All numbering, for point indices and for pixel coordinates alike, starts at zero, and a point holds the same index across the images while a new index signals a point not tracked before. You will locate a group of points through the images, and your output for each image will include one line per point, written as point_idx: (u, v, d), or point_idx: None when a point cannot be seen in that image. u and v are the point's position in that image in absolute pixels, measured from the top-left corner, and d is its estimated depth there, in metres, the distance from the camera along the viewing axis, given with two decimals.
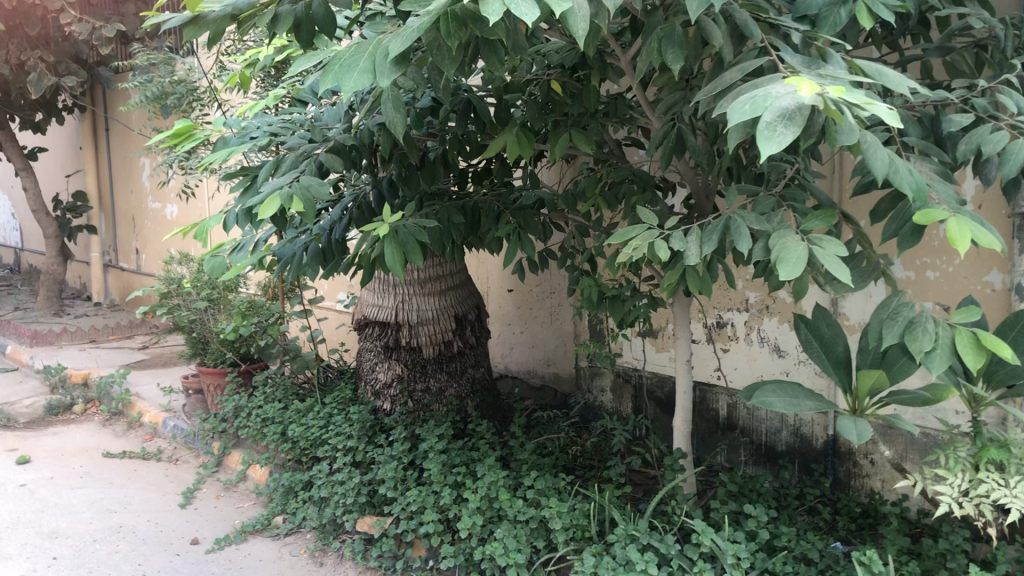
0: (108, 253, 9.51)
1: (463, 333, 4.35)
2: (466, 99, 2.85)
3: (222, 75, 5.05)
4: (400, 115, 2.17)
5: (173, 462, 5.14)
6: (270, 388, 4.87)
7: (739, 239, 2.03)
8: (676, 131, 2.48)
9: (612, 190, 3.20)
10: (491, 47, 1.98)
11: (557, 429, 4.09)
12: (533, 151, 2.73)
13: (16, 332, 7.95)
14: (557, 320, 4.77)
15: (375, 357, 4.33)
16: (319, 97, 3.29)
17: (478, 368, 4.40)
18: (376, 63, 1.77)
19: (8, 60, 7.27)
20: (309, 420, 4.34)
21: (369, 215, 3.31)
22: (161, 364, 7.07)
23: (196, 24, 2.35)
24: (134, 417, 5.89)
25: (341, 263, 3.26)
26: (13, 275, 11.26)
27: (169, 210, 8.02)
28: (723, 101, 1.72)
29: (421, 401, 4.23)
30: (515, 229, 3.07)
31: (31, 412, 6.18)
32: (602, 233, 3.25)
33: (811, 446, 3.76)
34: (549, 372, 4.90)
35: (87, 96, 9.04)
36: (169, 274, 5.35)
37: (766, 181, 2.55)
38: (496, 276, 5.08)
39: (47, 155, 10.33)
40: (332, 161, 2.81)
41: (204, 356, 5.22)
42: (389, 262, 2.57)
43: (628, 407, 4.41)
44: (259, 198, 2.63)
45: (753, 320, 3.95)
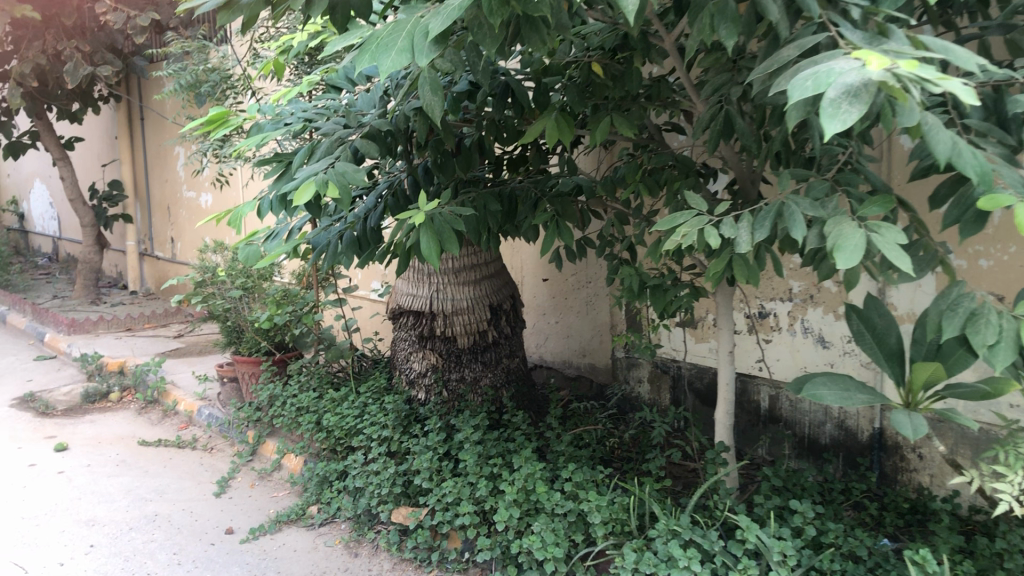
0: (143, 241, 9.56)
1: (498, 323, 4.28)
2: (505, 82, 2.76)
3: (256, 62, 5.01)
4: (439, 99, 2.10)
5: (208, 451, 5.14)
6: (304, 377, 4.84)
7: (794, 225, 1.94)
8: (723, 113, 2.39)
9: (653, 176, 3.12)
10: (533, 27, 1.90)
11: (594, 421, 4.02)
12: (573, 136, 2.65)
13: (54, 321, 8.01)
14: (592, 310, 4.71)
15: (409, 347, 4.29)
16: (354, 82, 3.23)
17: (513, 359, 4.34)
18: (416, 42, 1.69)
19: (45, 50, 7.29)
20: (343, 408, 4.30)
21: (404, 203, 3.26)
22: (196, 353, 7.08)
23: (230, 9, 2.51)
24: (169, 405, 5.90)
25: (375, 251, 3.21)
26: (51, 264, 11.38)
27: (203, 199, 8.03)
28: (779, 80, 1.64)
29: (456, 391, 4.18)
30: (553, 217, 3.00)
31: (68, 400, 6.22)
32: (642, 220, 3.17)
33: (856, 439, 3.66)
34: (585, 363, 4.83)
35: (122, 86, 9.08)
36: (204, 263, 5.34)
37: (817, 166, 2.46)
38: (531, 265, 5.02)
39: (84, 145, 10.40)
40: (368, 147, 2.75)
41: (239, 345, 5.21)
42: (424, 251, 2.51)
43: (667, 398, 4.33)
44: (293, 185, 2.58)
45: (797, 310, 3.85)
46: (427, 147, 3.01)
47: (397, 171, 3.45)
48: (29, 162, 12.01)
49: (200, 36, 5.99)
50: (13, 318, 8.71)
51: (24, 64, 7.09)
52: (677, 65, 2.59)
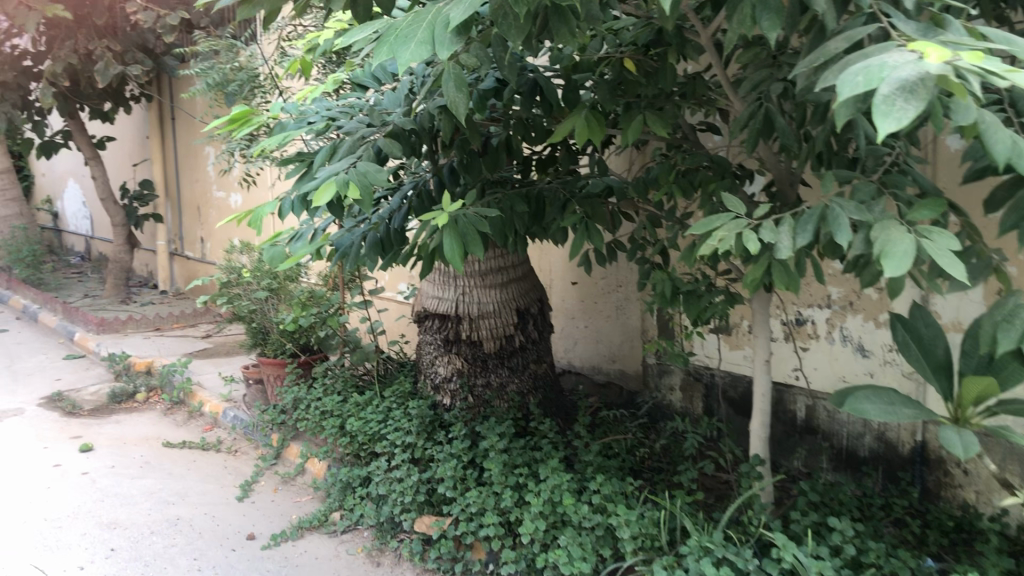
0: (173, 241, 9.56)
1: (525, 327, 4.17)
2: (533, 80, 2.66)
3: (284, 60, 4.95)
4: (463, 94, 1.99)
5: (232, 453, 5.08)
6: (329, 381, 4.77)
7: (838, 230, 1.82)
8: (763, 111, 2.27)
9: (687, 177, 3.00)
10: (562, 18, 1.80)
11: (624, 430, 3.90)
12: (604, 136, 2.55)
13: (84, 320, 8.02)
14: (623, 315, 4.60)
15: (434, 351, 4.20)
16: (379, 80, 3.15)
17: (540, 364, 4.23)
18: (436, 34, 1.60)
19: (76, 50, 7.30)
20: (367, 413, 4.21)
21: (429, 204, 3.16)
22: (223, 353, 7.05)
23: (251, 3, 2.45)
24: (194, 406, 5.86)
25: (399, 254, 3.12)
26: (83, 263, 11.44)
27: (233, 199, 8.01)
28: (826, 74, 1.51)
29: (482, 397, 4.09)
30: (582, 220, 2.90)
31: (95, 399, 6.21)
32: (675, 223, 3.05)
33: (897, 453, 3.52)
34: (615, 368, 4.71)
35: (154, 85, 9.09)
36: (231, 263, 5.29)
37: (861, 167, 2.33)
38: (560, 267, 4.91)
39: (116, 145, 10.44)
40: (391, 146, 2.66)
41: (265, 347, 5.15)
42: (447, 254, 2.42)
43: (700, 407, 4.21)
44: (313, 185, 2.50)
45: (836, 318, 3.72)
46: (452, 147, 2.92)
47: (423, 172, 3.36)
48: (63, 161, 12.10)
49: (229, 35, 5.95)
50: (45, 316, 8.75)
51: (56, 64, 7.10)
52: (713, 62, 2.47)
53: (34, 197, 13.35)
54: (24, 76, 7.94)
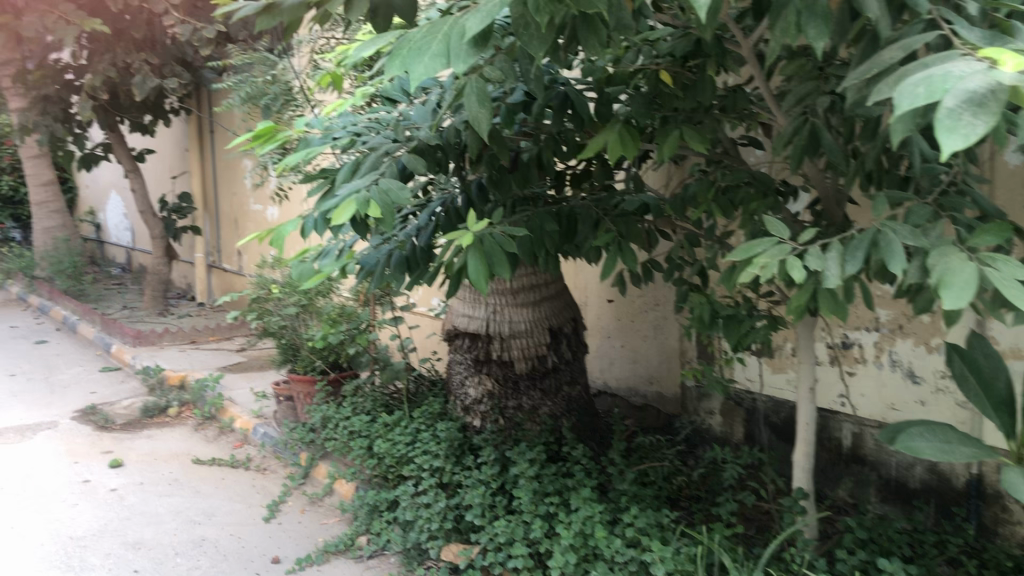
0: (211, 253, 9.57)
1: (558, 347, 4.04)
2: (564, 92, 2.53)
3: (316, 72, 4.88)
4: (485, 110, 1.86)
5: (261, 472, 5.00)
6: (359, 400, 4.67)
7: (892, 258, 1.67)
8: (809, 126, 2.12)
9: (727, 195, 2.86)
10: (591, 29, 1.67)
11: (660, 457, 3.75)
12: (638, 151, 2.41)
13: (120, 332, 8.03)
14: (661, 334, 4.44)
15: (465, 371, 4.08)
16: (406, 93, 3.04)
17: (574, 386, 4.08)
18: (451, 45, 1.47)
19: (115, 63, 7.33)
20: (395, 434, 4.11)
21: (457, 221, 3.05)
22: (256, 368, 7.00)
23: (271, 13, 2.35)
24: (226, 422, 5.80)
25: (426, 273, 3.01)
26: (124, 274, 11.53)
27: (268, 212, 7.98)
28: (880, 86, 1.36)
29: (513, 420, 3.96)
30: (616, 239, 2.76)
31: (127, 414, 6.18)
32: (714, 243, 2.91)
33: (950, 486, 3.32)
34: (652, 391, 4.56)
35: (193, 98, 9.11)
36: (262, 278, 5.22)
37: (915, 187, 2.17)
38: (595, 285, 4.77)
39: (156, 157, 10.51)
40: (415, 162, 2.55)
41: (295, 363, 5.06)
42: (472, 276, 2.30)
43: (741, 432, 4.07)
44: (333, 203, 2.39)
45: (884, 341, 3.54)
46: (481, 162, 2.80)
47: (452, 188, 3.25)
48: (105, 173, 12.23)
49: (263, 48, 5.91)
50: (83, 328, 8.79)
51: (94, 77, 7.12)
52: (755, 73, 2.33)
53: (79, 208, 13.52)
54: (65, 89, 7.99)
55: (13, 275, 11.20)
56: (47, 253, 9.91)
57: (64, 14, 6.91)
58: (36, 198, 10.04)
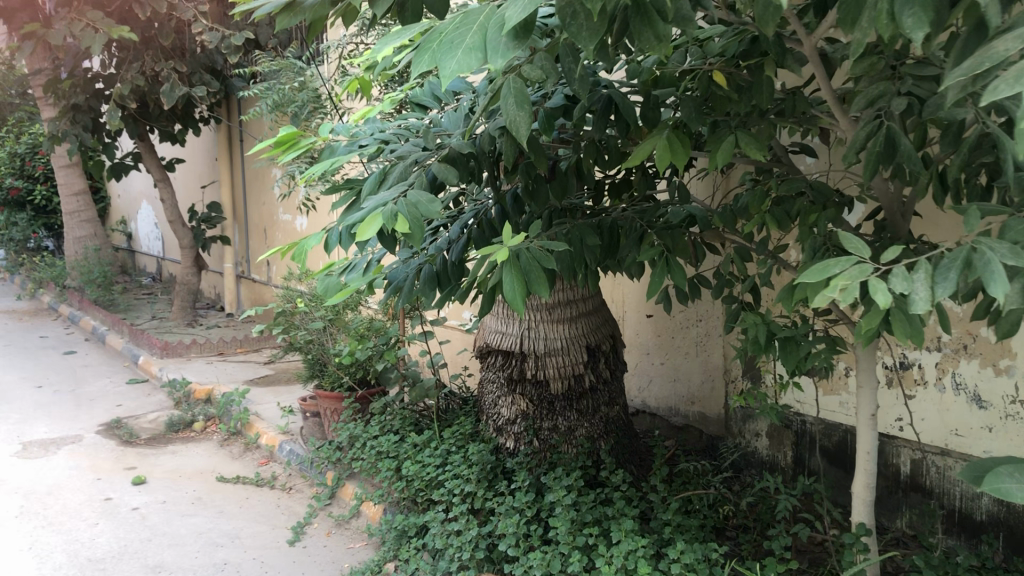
0: (240, 264, 9.47)
1: (596, 366, 3.82)
2: (607, 95, 2.29)
3: (343, 79, 4.74)
4: (525, 114, 1.67)
5: (286, 491, 4.84)
6: (388, 418, 4.50)
7: (991, 281, 1.43)
8: (884, 131, 1.90)
9: (783, 206, 2.65)
10: (644, 20, 1.45)
11: (705, 484, 3.54)
12: (688, 159, 2.22)
13: (148, 343, 7.93)
14: (704, 352, 4.24)
15: (497, 391, 3.88)
16: (437, 100, 2.88)
17: (612, 407, 3.87)
18: (488, 38, 1.27)
19: (143, 72, 7.26)
20: (425, 455, 3.92)
21: (490, 234, 2.87)
22: (283, 381, 6.86)
23: (292, 11, 2.20)
24: (251, 437, 5.66)
25: (458, 289, 2.83)
26: (154, 284, 11.48)
27: (297, 222, 7.86)
28: (995, 83, 1.15)
29: (548, 442, 3.76)
30: (663, 253, 2.55)
31: (152, 428, 6.05)
32: (768, 258, 2.71)
33: (1021, 520, 3.09)
34: (694, 411, 4.35)
35: (223, 107, 9.04)
36: (288, 291, 5.08)
37: (1002, 199, 1.96)
38: (634, 299, 4.57)
39: (186, 167, 10.46)
40: (446, 172, 2.37)
41: (322, 379, 4.91)
42: (507, 294, 2.11)
43: (790, 456, 3.89)
44: (356, 217, 2.21)
45: (947, 362, 3.31)
46: (516, 172, 2.62)
47: (485, 199, 3.07)
48: (136, 183, 12.23)
49: (291, 54, 5.80)
50: (112, 338, 8.70)
51: (122, 85, 7.03)
52: (818, 74, 2.13)
53: (111, 218, 13.54)
54: (94, 98, 7.92)
55: (44, 284, 11.17)
56: (78, 263, 9.86)
57: (92, 22, 6.83)
58: (67, 207, 10.00)
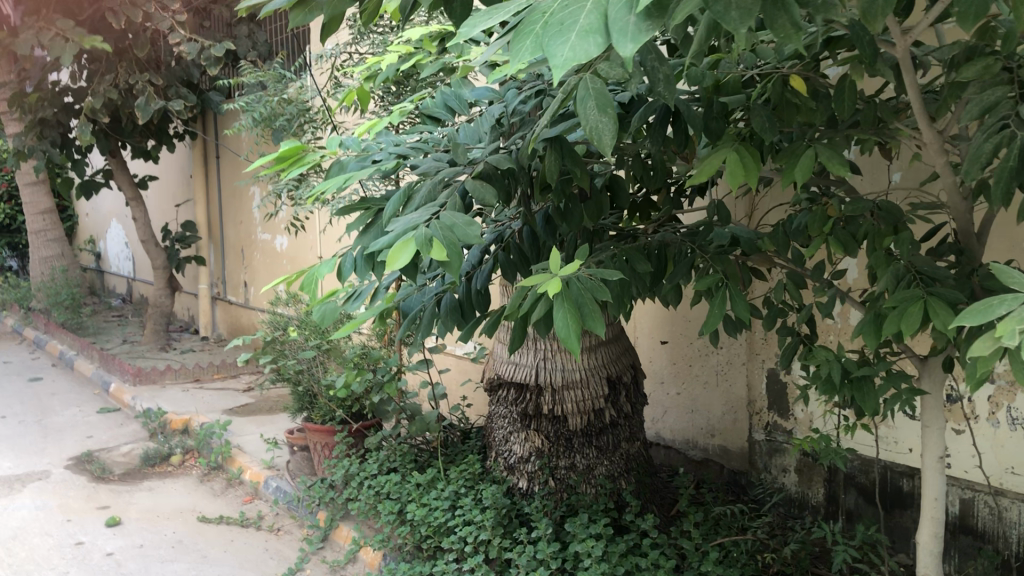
0: (216, 285, 9.08)
1: (617, 399, 3.54)
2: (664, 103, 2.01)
3: (338, 91, 4.48)
4: (608, 119, 1.38)
5: (274, 532, 4.49)
6: (386, 453, 4.18)
7: None
8: (1015, 143, 1.65)
9: (849, 227, 2.40)
10: (778, 4, 1.18)
11: (739, 530, 3.27)
12: (760, 174, 1.96)
13: (120, 369, 7.53)
14: (726, 381, 3.96)
15: (510, 426, 3.59)
16: (455, 114, 2.64)
17: (633, 443, 3.59)
18: (612, 18, 1.02)
19: (117, 84, 6.91)
20: (431, 497, 3.60)
21: (518, 260, 2.58)
22: (265, 410, 6.51)
23: (306, 8, 1.90)
24: (234, 472, 5.30)
25: (483, 320, 2.53)
26: (125, 305, 11.06)
27: (278, 242, 7.57)
28: None
29: (565, 482, 3.47)
30: (721, 281, 2.28)
31: (126, 462, 5.68)
32: (826, 283, 2.46)
33: None
34: (714, 444, 4.06)
35: (198, 122, 8.70)
36: (275, 317, 4.76)
37: None
38: (647, 324, 4.30)
39: (159, 184, 10.09)
40: (481, 190, 2.10)
41: (312, 412, 4.59)
42: (559, 329, 1.80)
43: (821, 494, 3.63)
44: (383, 242, 1.91)
45: (1002, 395, 3.05)
46: (551, 190, 2.35)
47: (506, 220, 2.79)
48: (105, 201, 11.84)
49: (277, 67, 5.53)
50: (81, 364, 8.28)
51: (94, 98, 6.66)
52: (911, 80, 1.87)
53: (78, 237, 13.11)
54: (64, 112, 7.54)
55: (9, 307, 10.71)
56: (44, 284, 9.41)
57: (62, 31, 6.46)
58: (33, 226, 9.59)
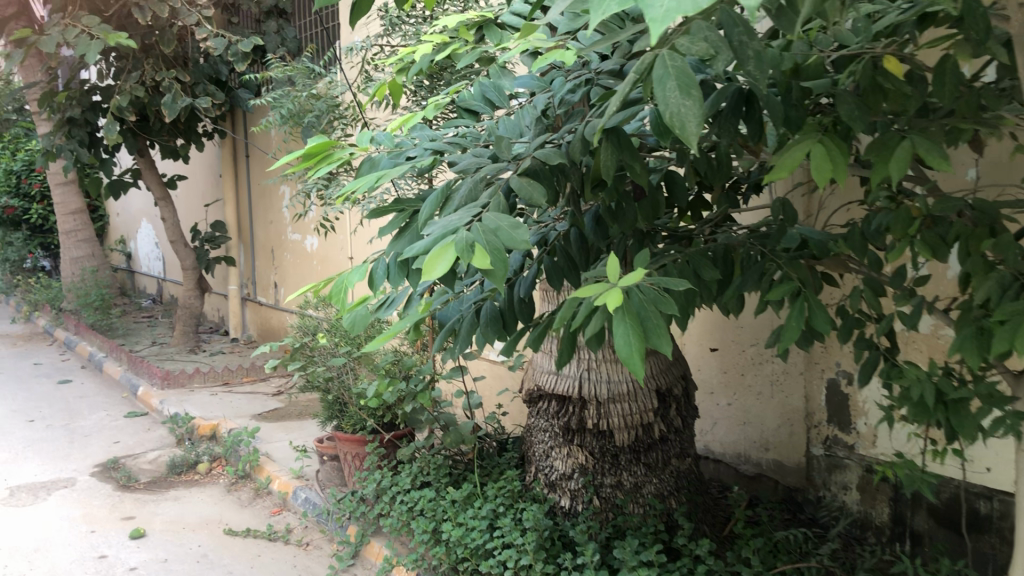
0: (246, 286, 8.93)
1: (667, 413, 3.30)
2: (739, 90, 1.80)
3: (368, 85, 4.30)
4: (693, 103, 1.20)
5: (302, 546, 4.29)
6: (419, 466, 3.97)
7: None
8: None
9: (936, 228, 2.14)
10: None
11: (802, 557, 3.03)
12: (850, 168, 1.71)
13: (148, 372, 7.39)
14: (781, 392, 3.71)
15: (551, 441, 3.36)
16: (496, 107, 2.42)
17: (683, 460, 3.35)
18: None
19: (144, 82, 6.78)
20: (467, 516, 3.36)
21: (566, 264, 2.35)
22: (294, 416, 6.33)
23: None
24: (262, 482, 5.12)
25: (527, 331, 2.30)
26: (155, 306, 10.97)
27: (308, 242, 7.40)
28: None
29: (610, 501, 3.24)
30: (795, 290, 2.04)
31: (153, 470, 5.53)
32: (909, 292, 2.20)
33: None
34: (768, 459, 3.80)
35: (227, 121, 8.56)
36: (304, 321, 4.58)
37: None
38: (695, 330, 4.06)
39: (189, 184, 9.98)
40: (528, 188, 1.88)
41: (341, 420, 4.39)
42: (622, 347, 1.56)
43: (886, 514, 3.35)
44: (419, 248, 1.69)
45: None
46: (603, 188, 2.13)
47: (550, 221, 2.57)
48: (136, 201, 11.77)
49: (305, 61, 5.35)
50: (110, 366, 8.16)
51: (121, 96, 6.53)
52: None
53: (109, 237, 13.08)
54: (91, 111, 7.42)
55: (41, 307, 10.66)
56: (74, 285, 9.32)
57: (87, 28, 6.32)
58: (64, 227, 9.50)
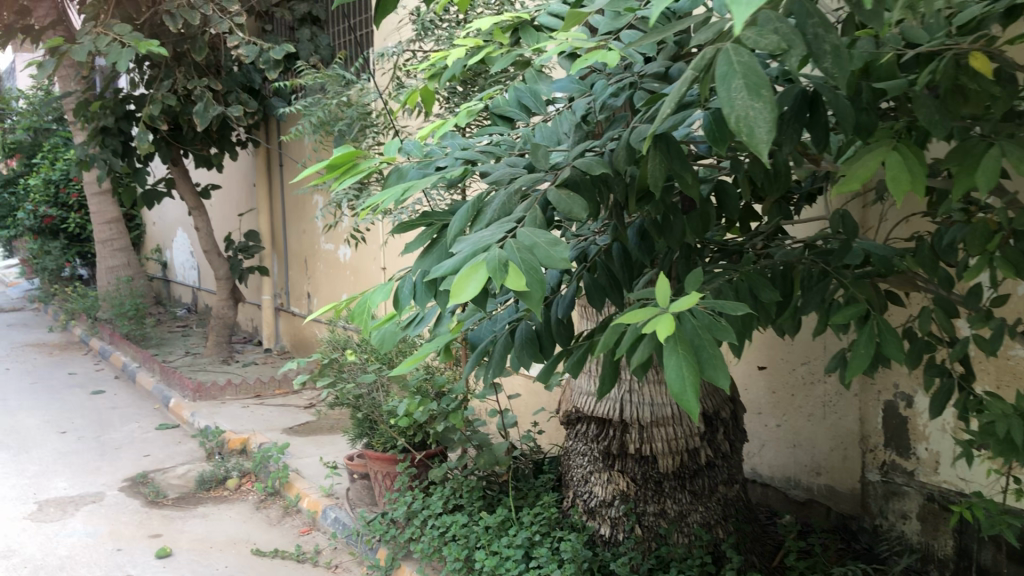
0: (279, 296, 8.85)
1: (714, 438, 3.11)
2: (804, 92, 1.62)
3: (399, 92, 4.16)
4: (763, 105, 1.05)
5: (331, 569, 4.15)
6: (452, 488, 3.81)
7: None
8: None
9: (1019, 244, 1.93)
10: None
11: None
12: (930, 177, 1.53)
13: (180, 384, 7.31)
14: (834, 414, 3.49)
15: (590, 465, 3.18)
16: (532, 114, 2.25)
17: (731, 487, 3.15)
18: None
19: (175, 90, 6.72)
20: (502, 544, 3.19)
21: (607, 280, 2.17)
22: (325, 430, 6.20)
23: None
24: (291, 500, 5.00)
25: (567, 352, 2.13)
26: (190, 315, 10.95)
27: (341, 252, 7.29)
28: None
29: (653, 530, 3.05)
30: (861, 311, 1.84)
31: (182, 485, 5.42)
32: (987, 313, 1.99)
33: None
34: (820, 484, 3.58)
35: (261, 130, 8.48)
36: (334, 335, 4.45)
37: None
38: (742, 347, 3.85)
39: (224, 193, 9.94)
40: (567, 201, 1.71)
41: (372, 438, 4.24)
42: (675, 381, 1.38)
43: (950, 545, 3.12)
44: (448, 267, 1.53)
45: None
46: (648, 200, 1.96)
47: (590, 235, 2.40)
48: (172, 210, 11.77)
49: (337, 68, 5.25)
50: (143, 377, 8.11)
51: (152, 105, 6.48)
52: None
53: (145, 246, 13.13)
54: (125, 120, 7.38)
55: (78, 316, 10.67)
56: (109, 295, 9.30)
57: (118, 36, 6.25)
58: (100, 236, 9.50)
